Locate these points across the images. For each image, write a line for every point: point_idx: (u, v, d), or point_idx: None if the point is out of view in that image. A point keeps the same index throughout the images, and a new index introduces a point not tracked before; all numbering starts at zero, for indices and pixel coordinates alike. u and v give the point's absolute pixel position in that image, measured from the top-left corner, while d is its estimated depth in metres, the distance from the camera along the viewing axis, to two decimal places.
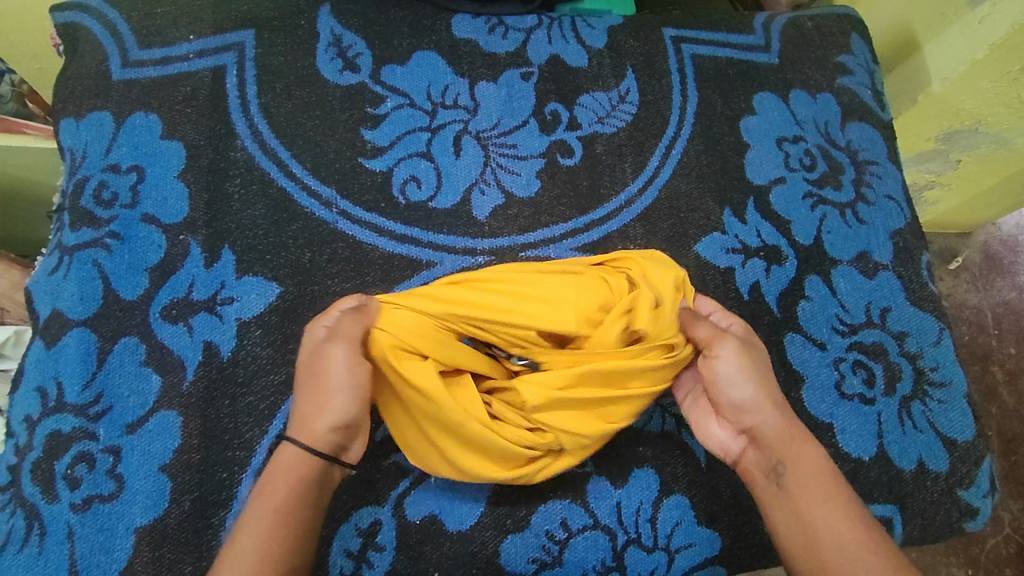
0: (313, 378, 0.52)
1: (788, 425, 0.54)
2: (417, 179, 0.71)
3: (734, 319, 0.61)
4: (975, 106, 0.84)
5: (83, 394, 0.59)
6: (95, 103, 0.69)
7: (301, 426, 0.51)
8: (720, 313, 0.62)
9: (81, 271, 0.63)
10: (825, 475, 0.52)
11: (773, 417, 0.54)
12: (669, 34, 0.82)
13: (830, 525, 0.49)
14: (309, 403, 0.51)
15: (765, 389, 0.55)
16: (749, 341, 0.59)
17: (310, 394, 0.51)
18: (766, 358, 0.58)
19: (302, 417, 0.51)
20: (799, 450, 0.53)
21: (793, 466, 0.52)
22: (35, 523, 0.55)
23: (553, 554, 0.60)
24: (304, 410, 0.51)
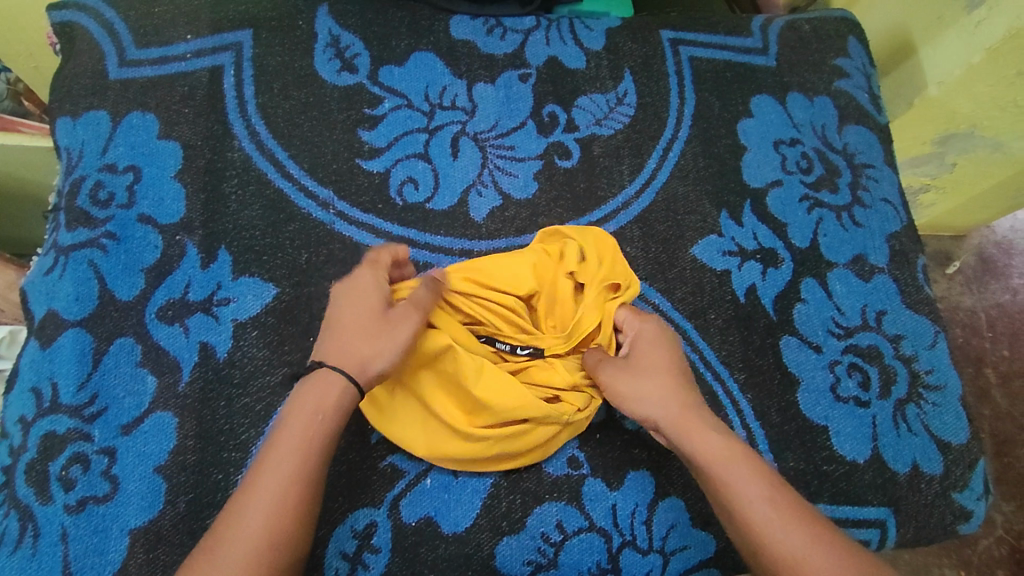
0: (375, 320, 0.53)
1: (685, 414, 0.56)
2: (414, 180, 0.71)
3: (645, 319, 0.62)
4: (971, 109, 0.84)
5: (78, 395, 0.58)
6: (91, 103, 0.69)
7: (351, 361, 0.51)
8: (629, 313, 0.62)
9: (76, 271, 0.63)
10: (726, 458, 0.53)
11: (667, 413, 0.56)
12: (667, 36, 0.82)
13: (750, 505, 0.50)
14: (371, 344, 0.52)
15: (650, 390, 0.57)
16: (645, 345, 0.60)
17: (370, 336, 0.52)
18: (663, 356, 0.59)
19: (351, 354, 0.52)
20: (700, 439, 0.54)
21: (701, 456, 0.53)
22: (29, 524, 0.55)
23: (548, 557, 0.60)
24: (366, 350, 0.52)
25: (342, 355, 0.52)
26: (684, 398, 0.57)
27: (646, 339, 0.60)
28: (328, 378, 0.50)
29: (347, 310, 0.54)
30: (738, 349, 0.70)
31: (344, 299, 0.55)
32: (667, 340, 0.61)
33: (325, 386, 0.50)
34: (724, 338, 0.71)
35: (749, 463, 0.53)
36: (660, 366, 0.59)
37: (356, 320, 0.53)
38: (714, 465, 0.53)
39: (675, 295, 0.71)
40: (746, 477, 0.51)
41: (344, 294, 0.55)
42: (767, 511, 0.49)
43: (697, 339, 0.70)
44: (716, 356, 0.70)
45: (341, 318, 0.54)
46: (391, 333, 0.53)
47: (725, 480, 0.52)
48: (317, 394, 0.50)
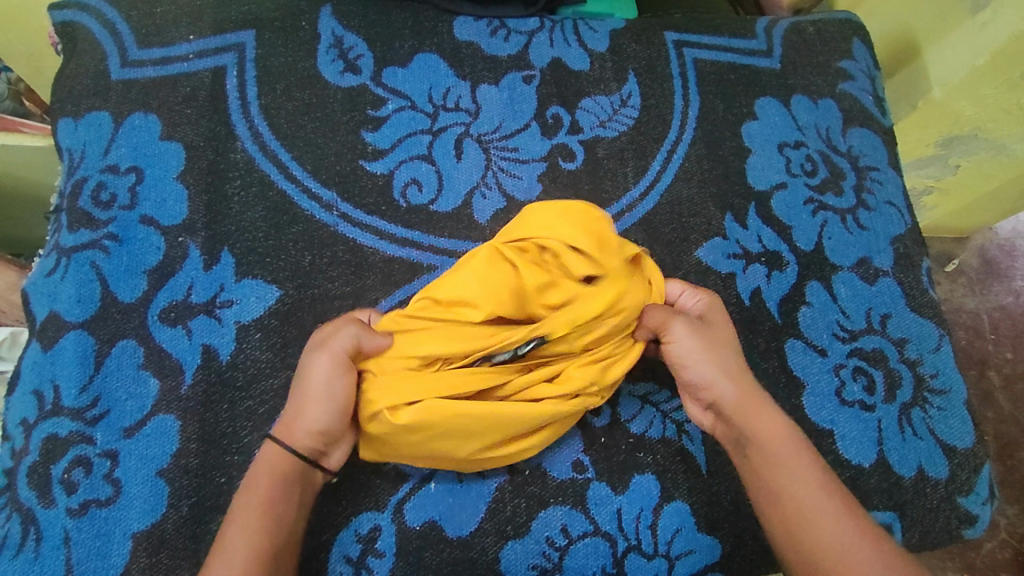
0: (307, 385, 0.54)
1: (748, 394, 0.57)
2: (418, 182, 0.71)
3: (711, 298, 0.63)
4: (975, 112, 0.83)
5: (80, 397, 0.58)
6: (93, 103, 0.68)
7: (286, 428, 0.53)
8: (696, 292, 0.64)
9: (79, 273, 0.62)
10: (787, 441, 0.55)
11: (733, 385, 0.57)
12: (671, 38, 0.82)
13: (809, 492, 0.52)
14: (314, 404, 0.53)
15: (719, 359, 0.58)
16: (716, 317, 0.61)
17: (303, 400, 0.54)
18: (727, 334, 0.61)
19: (286, 423, 0.54)
20: (758, 419, 0.55)
21: (765, 439, 0.54)
22: (31, 528, 0.55)
23: (553, 561, 0.60)
24: (310, 411, 0.53)
25: (283, 423, 0.54)
26: (745, 379, 0.58)
27: (714, 318, 0.61)
28: (268, 447, 0.53)
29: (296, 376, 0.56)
30: (743, 352, 0.70)
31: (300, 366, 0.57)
32: (727, 324, 0.63)
33: (267, 453, 0.53)
34: None
35: (806, 453, 0.54)
36: (728, 340, 0.60)
37: (296, 387, 0.55)
38: (776, 443, 0.54)
39: None
40: (806, 466, 0.53)
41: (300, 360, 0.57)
42: (826, 501, 0.51)
43: None
44: None
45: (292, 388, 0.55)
46: (317, 394, 0.53)
47: (785, 467, 0.53)
48: (259, 462, 0.53)
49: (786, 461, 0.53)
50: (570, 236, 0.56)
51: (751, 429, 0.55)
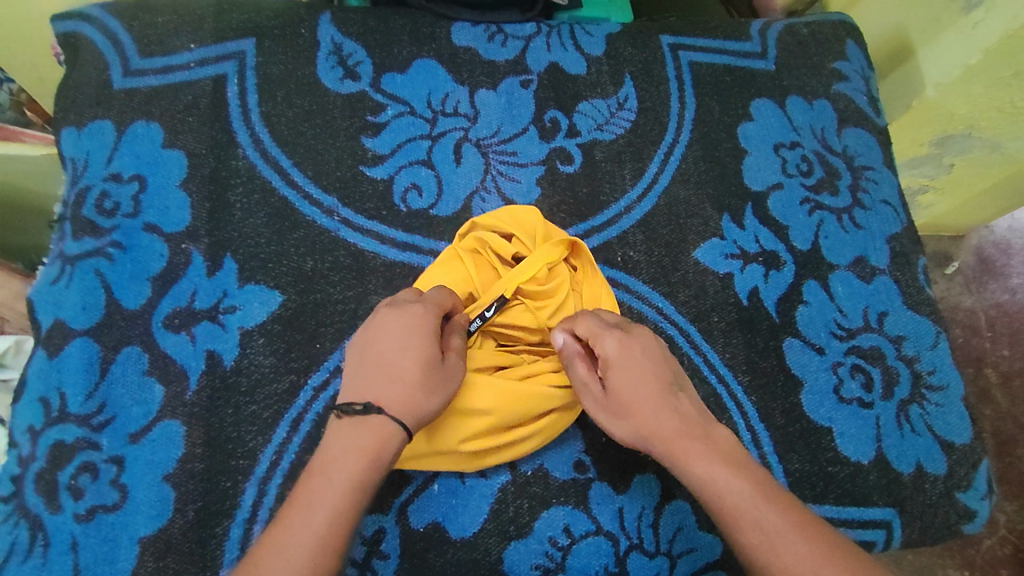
0: (433, 373, 0.52)
1: (675, 441, 0.52)
2: (418, 187, 0.71)
3: (610, 338, 0.57)
4: (968, 110, 0.85)
5: (85, 404, 0.59)
6: (96, 113, 0.69)
7: (410, 413, 0.50)
8: (592, 336, 0.57)
9: (83, 281, 0.63)
10: (716, 485, 0.50)
11: (657, 441, 0.53)
12: (667, 41, 0.83)
13: (755, 538, 0.47)
14: (429, 397, 0.51)
15: (630, 425, 0.54)
16: (621, 373, 0.55)
17: (429, 390, 0.51)
18: (639, 381, 0.55)
19: (408, 406, 0.50)
20: (687, 471, 0.51)
21: (703, 486, 0.50)
22: (38, 534, 0.55)
23: (556, 561, 0.60)
24: (424, 403, 0.50)
25: (400, 404, 0.49)
26: (668, 427, 0.53)
27: (619, 365, 0.56)
28: (388, 426, 0.48)
29: (411, 351, 0.51)
30: (742, 351, 0.71)
31: (398, 335, 0.52)
32: (637, 356, 0.56)
33: (384, 429, 0.48)
34: (728, 340, 0.71)
35: (749, 484, 0.49)
36: (640, 394, 0.54)
37: (412, 367, 0.51)
38: (708, 495, 0.50)
39: (679, 298, 0.72)
40: (747, 504, 0.48)
41: (400, 329, 0.53)
42: (775, 538, 0.46)
43: (700, 341, 0.70)
44: (720, 359, 0.70)
45: (394, 360, 0.51)
46: (447, 388, 0.52)
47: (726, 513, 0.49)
48: (376, 436, 0.48)
49: (726, 508, 0.49)
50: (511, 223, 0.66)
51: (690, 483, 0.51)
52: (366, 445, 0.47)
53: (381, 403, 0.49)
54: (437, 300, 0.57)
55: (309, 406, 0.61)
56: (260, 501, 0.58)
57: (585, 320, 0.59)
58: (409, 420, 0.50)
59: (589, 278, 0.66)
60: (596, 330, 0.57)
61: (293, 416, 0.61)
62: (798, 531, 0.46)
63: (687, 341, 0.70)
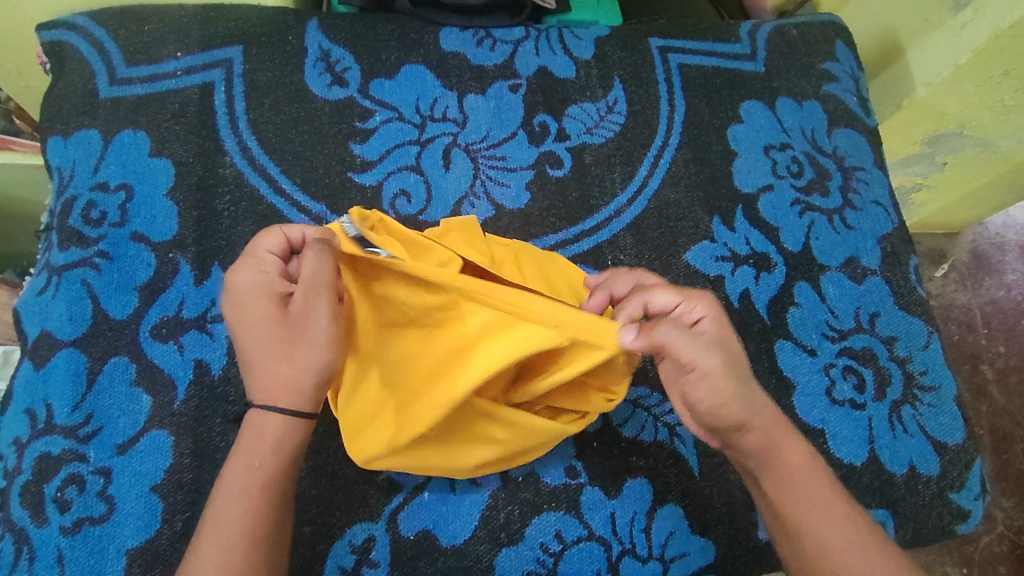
0: (276, 336, 0.47)
1: (783, 433, 0.50)
2: (406, 193, 0.71)
3: (709, 304, 0.50)
4: (959, 110, 0.85)
5: (72, 415, 0.58)
6: (82, 122, 0.69)
7: (278, 386, 0.47)
8: (688, 300, 0.49)
9: (69, 291, 0.62)
10: (811, 473, 0.50)
11: (762, 414, 0.50)
12: (656, 44, 0.83)
13: (842, 529, 0.48)
14: (289, 362, 0.47)
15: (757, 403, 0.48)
16: (728, 341, 0.50)
17: (283, 354, 0.47)
18: (746, 361, 0.50)
19: (273, 383, 0.47)
20: (790, 448, 0.50)
21: (791, 473, 0.50)
22: (24, 547, 0.55)
23: (548, 567, 0.60)
24: (287, 371, 0.47)
25: (265, 385, 0.47)
26: (778, 415, 0.50)
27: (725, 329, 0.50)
28: (263, 414, 0.47)
29: (248, 328, 0.48)
30: None
31: (237, 316, 0.48)
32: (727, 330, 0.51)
33: (263, 420, 0.47)
34: None
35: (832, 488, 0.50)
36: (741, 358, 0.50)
37: (258, 343, 0.47)
38: (801, 477, 0.50)
39: None
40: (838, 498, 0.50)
41: (234, 310, 0.49)
42: (861, 540, 0.48)
43: None
44: None
45: (246, 341, 0.48)
46: (303, 340, 0.47)
47: (807, 501, 0.49)
48: (257, 431, 0.47)
49: (812, 494, 0.50)
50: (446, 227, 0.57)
51: (779, 467, 0.50)
52: (251, 442, 0.47)
53: (253, 395, 0.48)
54: (259, 246, 0.50)
55: None
56: None
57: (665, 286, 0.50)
58: (283, 392, 0.47)
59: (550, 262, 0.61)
60: (687, 293, 0.50)
61: None
62: (874, 542, 0.49)
63: None
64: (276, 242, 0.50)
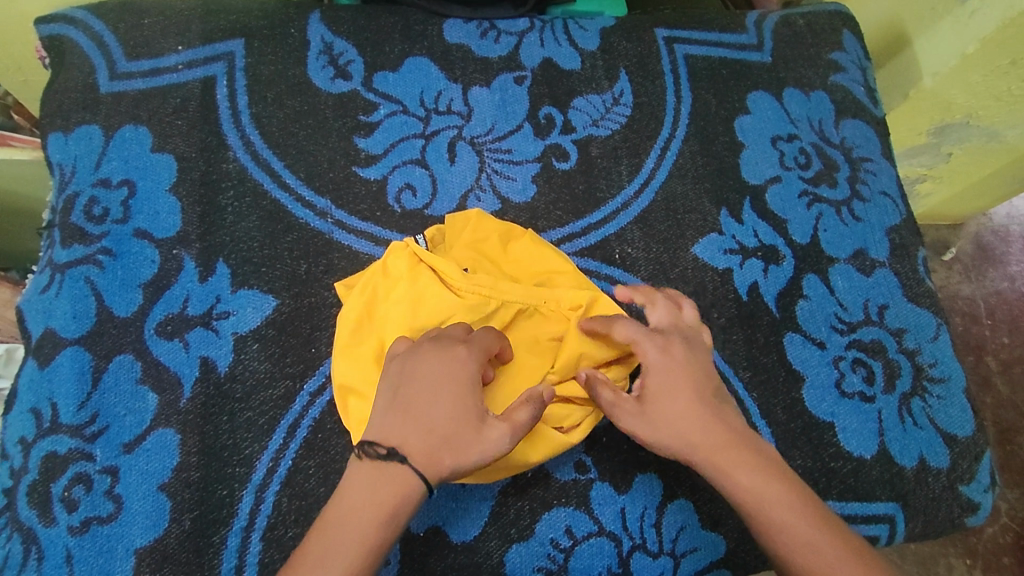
0: (464, 428, 0.50)
1: (724, 455, 0.53)
2: (412, 186, 0.70)
3: (651, 346, 0.56)
4: (966, 100, 0.84)
5: (78, 414, 0.58)
6: (83, 117, 0.68)
7: (436, 467, 0.49)
8: (638, 339, 0.57)
9: (73, 289, 0.62)
10: (768, 503, 0.51)
11: (701, 452, 0.54)
12: (662, 34, 0.82)
13: (809, 558, 0.49)
14: (458, 458, 0.50)
15: (678, 436, 0.54)
16: (658, 380, 0.55)
17: (458, 447, 0.50)
18: (679, 394, 0.55)
19: (432, 458, 0.49)
20: (738, 486, 0.52)
21: (752, 500, 0.52)
22: (32, 547, 0.55)
23: (558, 563, 0.59)
24: (450, 462, 0.49)
25: (425, 455, 0.49)
26: (712, 439, 0.54)
27: (660, 371, 0.56)
28: (409, 480, 0.48)
29: (446, 399, 0.51)
30: (742, 347, 0.70)
31: (438, 379, 0.51)
32: (678, 367, 0.56)
33: (405, 479, 0.48)
34: (728, 337, 0.70)
35: (805, 505, 0.51)
36: (678, 399, 0.55)
37: (446, 420, 0.50)
38: (761, 510, 0.51)
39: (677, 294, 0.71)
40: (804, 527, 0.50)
41: (438, 373, 0.52)
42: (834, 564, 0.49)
43: None
44: (720, 355, 0.69)
45: (427, 404, 0.51)
46: (476, 449, 0.50)
47: (778, 530, 0.51)
48: (396, 489, 0.48)
49: (777, 525, 0.51)
50: (449, 233, 0.66)
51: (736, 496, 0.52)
52: (385, 497, 0.48)
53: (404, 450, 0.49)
54: (484, 343, 0.55)
55: (306, 411, 0.60)
56: (257, 509, 0.57)
57: (626, 321, 0.58)
58: (430, 473, 0.49)
59: (539, 249, 0.65)
60: (639, 334, 0.57)
61: (289, 422, 0.60)
62: (849, 556, 0.49)
63: None
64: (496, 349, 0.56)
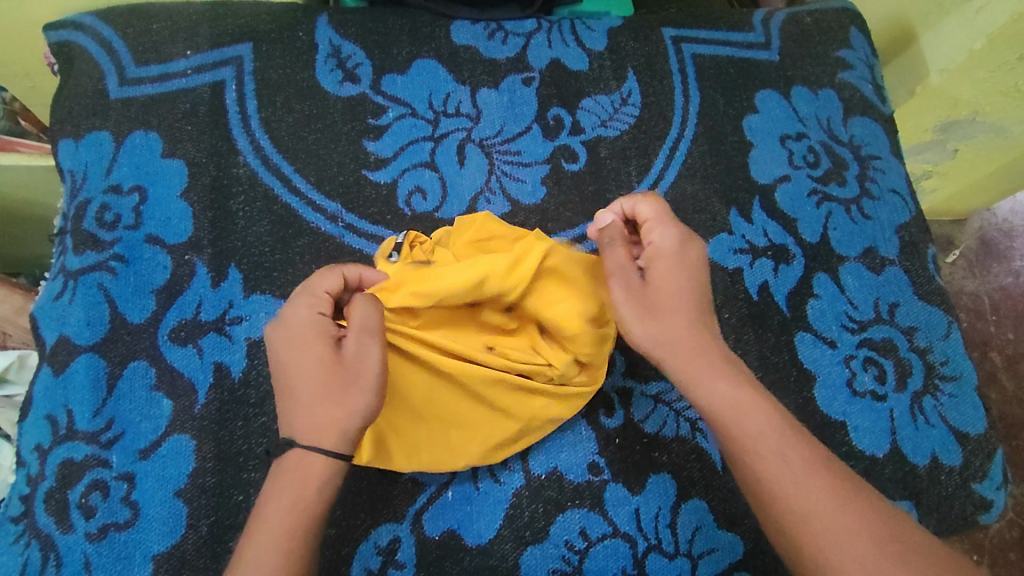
0: (328, 383, 0.49)
1: (709, 361, 0.53)
2: (422, 190, 0.70)
3: (670, 232, 0.57)
4: (972, 96, 0.84)
5: (94, 421, 0.58)
6: (93, 124, 0.68)
7: (321, 429, 0.48)
8: (655, 221, 0.58)
9: (86, 296, 0.62)
10: (740, 408, 0.51)
11: (681, 349, 0.53)
12: (669, 34, 0.82)
13: (774, 467, 0.49)
14: (338, 405, 0.49)
15: (667, 322, 0.54)
16: (662, 268, 0.56)
17: (335, 397, 0.49)
18: (685, 286, 0.55)
19: (320, 423, 0.49)
20: (712, 388, 0.52)
21: (726, 407, 0.51)
22: (50, 554, 0.55)
23: (573, 564, 0.60)
24: (334, 413, 0.49)
25: (310, 427, 0.49)
26: (698, 336, 0.54)
27: (669, 259, 0.56)
28: (309, 457, 0.48)
29: (302, 371, 0.50)
30: (753, 347, 0.70)
31: (287, 357, 0.50)
32: (692, 261, 0.57)
33: (300, 458, 0.48)
34: (739, 337, 0.70)
35: (782, 420, 0.51)
36: (676, 292, 0.55)
37: (310, 386, 0.49)
38: (732, 415, 0.51)
39: None
40: (773, 436, 0.50)
41: (286, 347, 0.51)
42: (796, 477, 0.48)
43: None
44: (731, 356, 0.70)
45: (295, 380, 0.50)
46: (354, 387, 0.49)
47: (745, 437, 0.50)
48: (297, 474, 0.48)
49: (750, 433, 0.50)
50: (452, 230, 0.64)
51: (713, 400, 0.52)
52: (291, 485, 0.48)
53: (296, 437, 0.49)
54: (316, 286, 0.53)
55: None
56: None
57: (652, 201, 0.59)
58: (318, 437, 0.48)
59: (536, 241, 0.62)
60: (659, 215, 0.58)
61: None
62: (818, 472, 0.49)
63: None
64: (332, 283, 0.54)
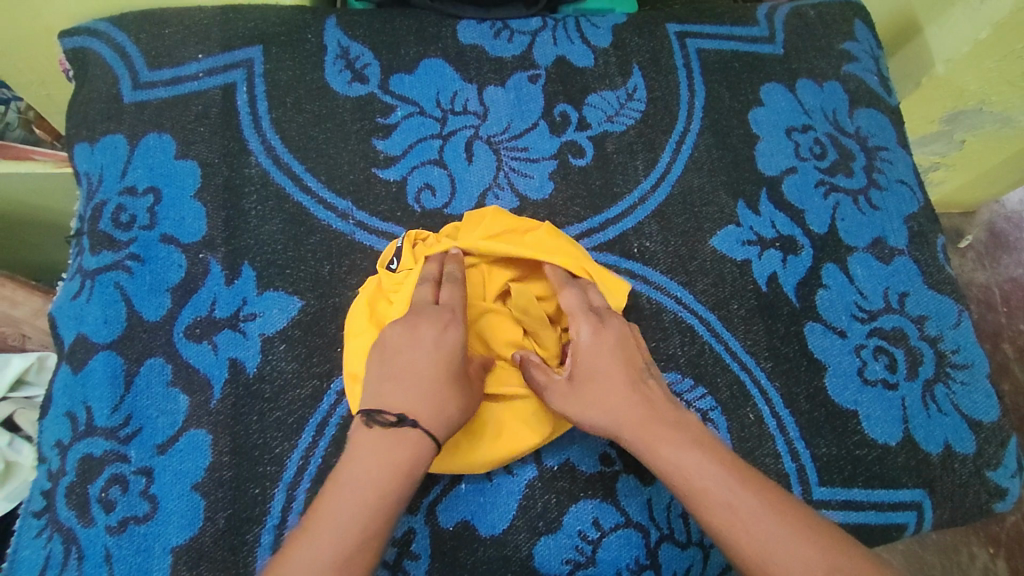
0: (461, 389, 0.52)
1: (647, 428, 0.51)
2: (431, 186, 0.71)
3: (584, 325, 0.56)
4: (978, 87, 0.84)
5: (112, 417, 0.59)
6: (108, 127, 0.69)
7: (440, 423, 0.50)
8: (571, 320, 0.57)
9: (103, 295, 0.63)
10: (690, 469, 0.48)
11: (625, 427, 0.52)
12: (673, 29, 0.82)
13: (727, 516, 0.46)
14: (461, 412, 0.52)
15: (602, 410, 0.52)
16: (587, 359, 0.54)
17: (461, 406, 0.52)
18: (611, 371, 0.53)
19: (441, 415, 0.50)
20: (660, 455, 0.50)
21: (673, 471, 0.49)
22: (72, 547, 0.56)
23: (587, 554, 0.60)
24: (456, 417, 0.51)
25: (433, 415, 0.50)
26: (633, 408, 0.52)
27: (589, 352, 0.55)
28: (422, 443, 0.49)
29: (445, 359, 0.52)
30: (763, 338, 0.70)
31: (437, 341, 0.52)
32: (612, 346, 0.55)
33: (418, 442, 0.48)
34: (749, 327, 0.70)
35: (723, 469, 0.48)
36: (604, 379, 0.53)
37: (446, 379, 0.51)
38: (681, 475, 0.48)
39: (696, 287, 0.71)
40: (721, 484, 0.47)
41: (436, 334, 0.52)
42: (748, 517, 0.45)
43: (721, 330, 0.70)
44: (741, 346, 0.70)
45: (434, 365, 0.51)
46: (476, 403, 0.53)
47: (698, 494, 0.47)
48: (407, 451, 0.48)
49: (703, 487, 0.47)
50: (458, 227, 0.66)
51: (659, 470, 0.50)
52: (400, 460, 0.47)
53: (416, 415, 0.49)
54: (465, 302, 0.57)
55: (334, 409, 0.61)
56: (289, 507, 0.58)
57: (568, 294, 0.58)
58: (439, 430, 0.50)
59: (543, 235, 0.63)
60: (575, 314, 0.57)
61: (318, 420, 0.61)
62: (773, 507, 0.46)
63: (708, 330, 0.70)
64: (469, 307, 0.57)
